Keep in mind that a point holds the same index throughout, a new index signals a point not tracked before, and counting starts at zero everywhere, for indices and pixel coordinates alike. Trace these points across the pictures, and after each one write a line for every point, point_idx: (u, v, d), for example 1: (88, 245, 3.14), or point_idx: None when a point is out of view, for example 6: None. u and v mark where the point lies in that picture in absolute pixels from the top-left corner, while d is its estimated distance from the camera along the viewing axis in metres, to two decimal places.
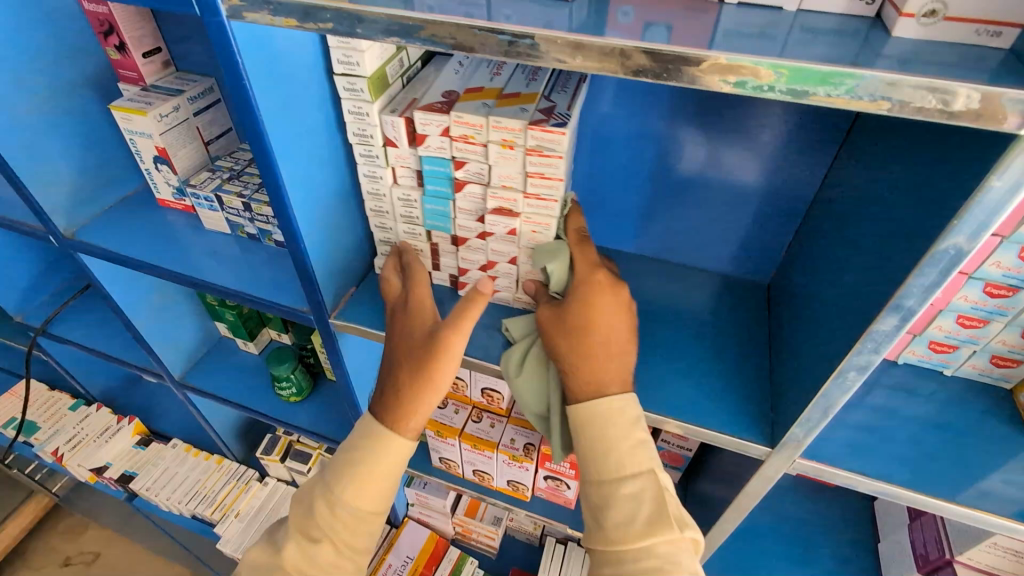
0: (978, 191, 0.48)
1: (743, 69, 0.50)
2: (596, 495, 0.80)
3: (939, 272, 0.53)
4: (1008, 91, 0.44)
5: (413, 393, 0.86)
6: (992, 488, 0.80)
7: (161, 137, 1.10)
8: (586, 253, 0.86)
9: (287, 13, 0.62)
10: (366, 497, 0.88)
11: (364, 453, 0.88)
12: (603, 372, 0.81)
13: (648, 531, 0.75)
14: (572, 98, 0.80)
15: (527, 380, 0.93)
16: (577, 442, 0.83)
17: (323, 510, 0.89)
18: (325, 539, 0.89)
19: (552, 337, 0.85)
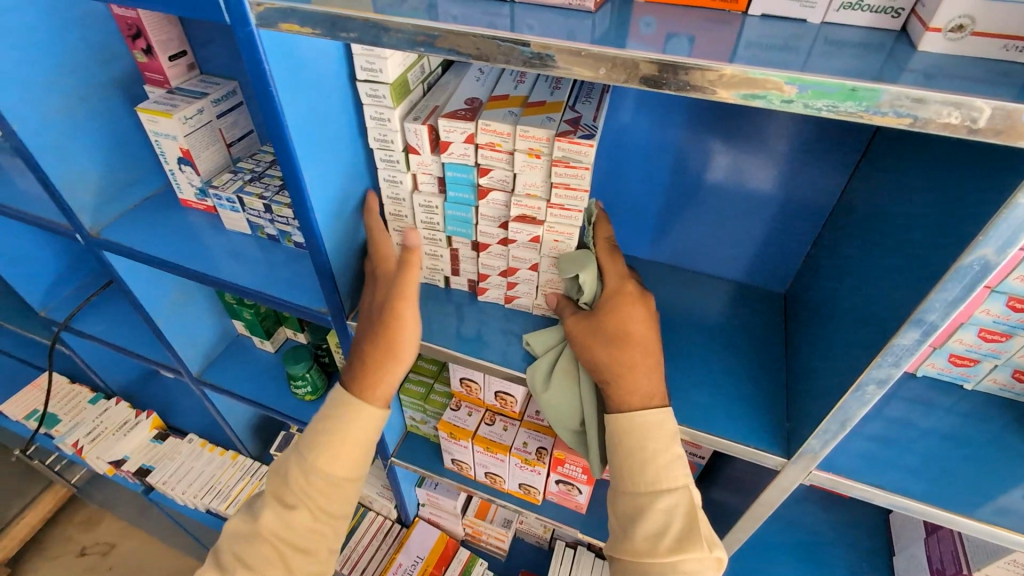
0: (1004, 207, 0.48)
1: (766, 83, 0.50)
2: (626, 505, 0.81)
3: (964, 287, 0.53)
4: None
5: (376, 359, 0.86)
6: (1012, 505, 0.79)
7: (185, 138, 1.12)
8: (616, 264, 0.86)
9: (313, 21, 0.63)
10: (342, 460, 0.85)
11: (333, 422, 0.86)
12: (638, 387, 0.80)
13: (677, 547, 0.76)
14: (596, 108, 0.81)
15: (556, 394, 0.94)
16: (613, 452, 0.83)
17: (296, 474, 0.85)
18: (303, 503, 0.85)
19: (587, 348, 0.84)
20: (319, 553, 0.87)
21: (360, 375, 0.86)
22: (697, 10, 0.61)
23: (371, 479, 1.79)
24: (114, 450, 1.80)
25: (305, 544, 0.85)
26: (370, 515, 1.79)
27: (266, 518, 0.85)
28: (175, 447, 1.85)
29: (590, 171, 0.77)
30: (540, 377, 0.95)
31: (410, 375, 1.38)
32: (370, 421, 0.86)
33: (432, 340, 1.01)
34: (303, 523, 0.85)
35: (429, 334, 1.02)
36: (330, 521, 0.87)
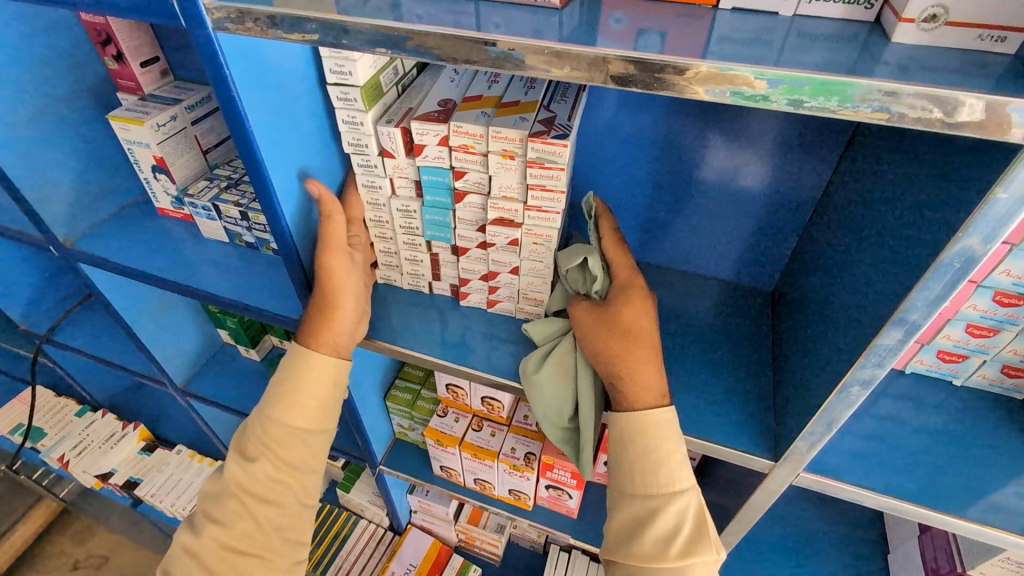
0: (982, 203, 0.46)
1: (735, 78, 0.49)
2: (634, 508, 0.77)
3: (945, 285, 0.51)
4: (1013, 100, 0.42)
5: (314, 313, 0.86)
6: (1002, 503, 0.78)
7: (158, 146, 1.10)
8: (624, 258, 0.87)
9: (273, 23, 0.61)
10: (298, 408, 0.84)
11: (281, 376, 0.85)
12: (646, 386, 0.78)
13: (688, 549, 0.74)
14: (572, 107, 0.79)
15: (547, 382, 0.89)
16: (624, 453, 0.79)
17: (254, 428, 0.85)
18: (266, 453, 0.83)
19: (599, 340, 0.81)
20: (288, 505, 0.84)
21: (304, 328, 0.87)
22: (667, 5, 0.60)
23: (362, 486, 1.77)
24: (100, 463, 1.77)
25: (269, 493, 0.83)
26: (361, 523, 1.76)
27: (230, 469, 0.84)
28: (163, 459, 1.82)
29: (566, 173, 0.75)
30: (531, 365, 0.92)
31: (397, 381, 1.36)
32: (317, 369, 0.85)
33: (415, 348, 0.99)
34: (267, 474, 0.83)
35: (412, 340, 1.00)
36: (296, 473, 0.84)
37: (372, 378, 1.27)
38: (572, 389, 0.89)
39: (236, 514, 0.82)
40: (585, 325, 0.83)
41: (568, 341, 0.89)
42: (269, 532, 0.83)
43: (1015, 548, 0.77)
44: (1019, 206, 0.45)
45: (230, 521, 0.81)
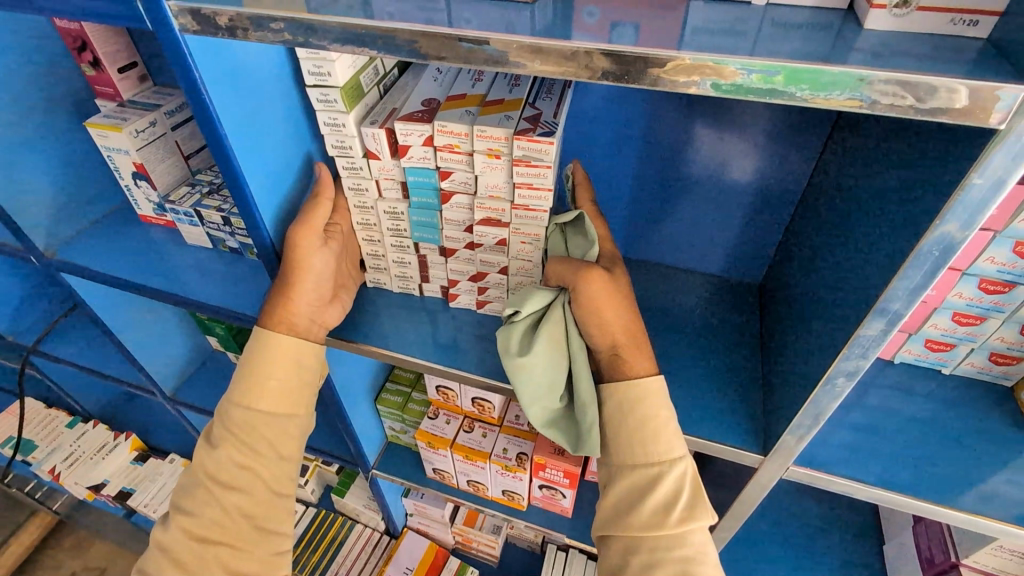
0: (958, 190, 0.46)
1: (706, 68, 0.48)
2: (630, 477, 0.75)
3: (926, 273, 0.51)
4: (989, 84, 0.41)
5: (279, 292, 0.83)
6: (993, 491, 0.77)
7: (137, 152, 1.08)
8: (603, 226, 0.86)
9: (239, 22, 0.59)
10: (261, 390, 0.82)
11: (246, 355, 0.83)
12: (647, 360, 0.78)
13: (689, 516, 0.72)
14: (558, 104, 0.78)
15: (539, 358, 0.80)
16: (618, 423, 0.76)
17: (221, 411, 0.83)
18: (231, 437, 0.81)
19: (607, 311, 0.77)
20: (257, 492, 0.82)
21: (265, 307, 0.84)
22: None
23: (356, 491, 1.76)
24: (92, 474, 1.75)
25: (237, 481, 0.81)
26: (357, 528, 1.75)
27: (198, 457, 0.82)
28: (155, 469, 1.80)
29: (552, 170, 0.74)
30: (514, 343, 0.81)
31: (387, 384, 1.36)
32: (278, 350, 0.82)
33: (402, 350, 0.98)
34: (233, 460, 0.81)
35: (397, 341, 1.00)
36: (265, 456, 0.82)
37: (362, 381, 1.26)
38: (565, 363, 0.82)
39: (205, 504, 0.80)
40: (597, 298, 0.76)
41: (557, 311, 0.80)
42: (238, 519, 0.81)
43: (1005, 537, 0.77)
44: (994, 192, 0.45)
45: (201, 512, 0.80)
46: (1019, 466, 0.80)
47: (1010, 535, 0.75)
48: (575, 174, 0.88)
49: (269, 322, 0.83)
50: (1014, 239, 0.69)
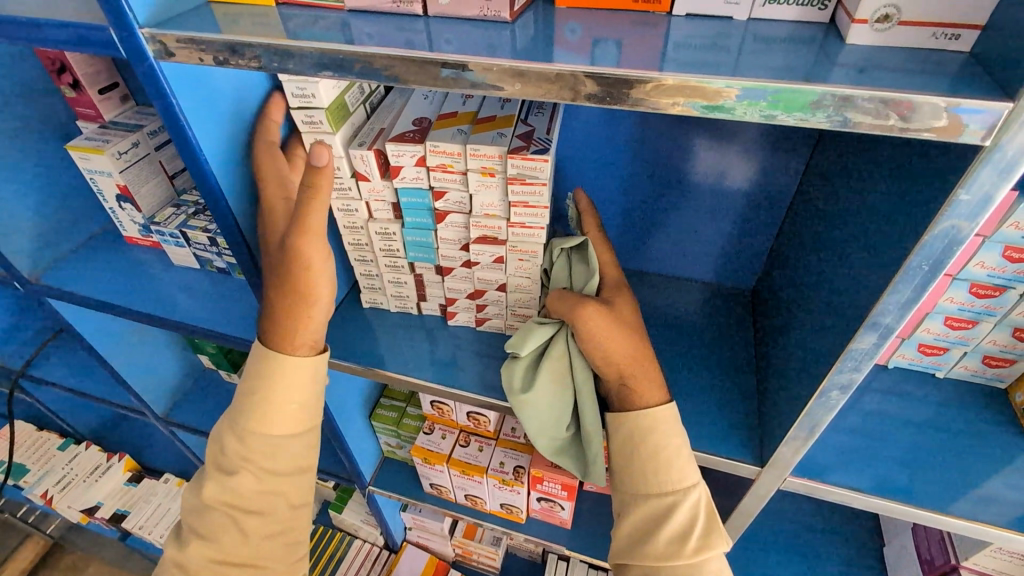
0: (945, 205, 0.45)
1: (689, 88, 0.47)
2: (645, 506, 0.73)
3: (916, 288, 0.50)
4: (967, 100, 0.40)
5: (287, 308, 0.73)
6: (990, 495, 0.77)
7: (120, 174, 1.07)
8: (609, 254, 0.85)
9: (214, 49, 0.59)
10: (275, 416, 0.76)
11: (260, 382, 0.75)
12: (651, 387, 0.75)
13: (704, 545, 0.71)
14: (550, 120, 0.77)
15: (544, 395, 0.83)
16: (631, 453, 0.74)
17: (232, 439, 0.76)
18: (253, 466, 0.76)
19: (607, 341, 0.74)
20: (278, 515, 0.78)
21: (268, 326, 0.76)
22: (621, 13, 0.58)
23: (354, 507, 1.74)
24: (85, 498, 1.73)
25: (259, 505, 0.76)
26: (356, 543, 1.74)
27: (210, 488, 0.76)
28: (150, 489, 1.78)
29: (548, 187, 0.74)
30: (518, 381, 0.85)
31: (381, 400, 1.34)
32: (293, 373, 0.76)
33: (397, 369, 0.97)
34: (253, 488, 0.76)
35: (389, 359, 0.99)
36: (292, 479, 0.78)
37: (355, 398, 1.24)
38: (569, 396, 0.84)
39: (223, 529, 0.76)
40: (597, 330, 0.74)
41: (559, 345, 0.82)
42: (263, 542, 0.77)
43: (1005, 543, 0.76)
44: (981, 208, 0.45)
45: (217, 537, 0.76)
46: (1015, 470, 0.80)
47: (1010, 540, 0.75)
48: (580, 204, 0.88)
49: (277, 343, 0.76)
50: (1003, 243, 0.69)
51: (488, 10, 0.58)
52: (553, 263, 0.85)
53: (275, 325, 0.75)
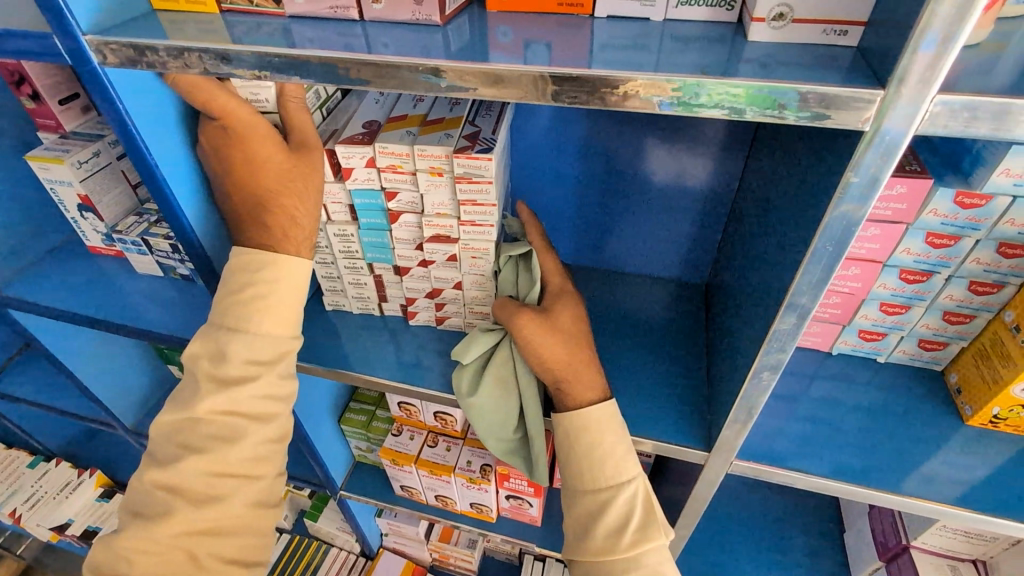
0: (840, 189, 0.48)
1: (607, 84, 0.50)
2: (583, 502, 0.76)
3: (824, 269, 0.53)
4: (843, 90, 0.44)
5: (303, 200, 0.74)
6: (931, 474, 0.80)
7: (81, 184, 1.07)
8: (553, 260, 0.86)
9: (158, 55, 0.60)
10: (280, 316, 0.75)
11: (268, 280, 0.73)
12: (585, 389, 0.77)
13: (640, 538, 0.72)
14: (497, 121, 0.80)
15: (487, 400, 0.87)
16: (568, 451, 0.77)
17: (241, 344, 0.73)
18: (257, 371, 0.74)
19: (543, 348, 0.76)
20: (278, 419, 0.77)
21: (275, 236, 0.74)
22: (548, 15, 0.61)
23: (329, 515, 1.73)
24: (54, 516, 1.70)
25: (262, 411, 0.75)
26: (332, 552, 1.73)
27: (208, 400, 0.72)
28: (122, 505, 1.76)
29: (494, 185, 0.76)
30: (465, 385, 0.88)
31: (351, 404, 1.35)
32: (301, 273, 0.76)
33: (359, 369, 0.98)
34: (255, 394, 0.74)
35: (352, 360, 1.00)
36: (290, 381, 0.78)
37: (323, 403, 1.25)
38: (515, 398, 0.87)
39: (217, 437, 0.73)
40: (530, 339, 0.76)
41: (502, 352, 0.86)
42: (262, 447, 0.76)
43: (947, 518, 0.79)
44: (870, 189, 0.48)
45: (215, 448, 0.72)
46: (954, 448, 0.83)
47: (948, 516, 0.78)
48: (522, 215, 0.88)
49: (289, 247, 0.75)
50: (926, 230, 0.73)
51: (419, 13, 0.60)
52: (501, 270, 0.88)
53: (282, 231, 0.74)
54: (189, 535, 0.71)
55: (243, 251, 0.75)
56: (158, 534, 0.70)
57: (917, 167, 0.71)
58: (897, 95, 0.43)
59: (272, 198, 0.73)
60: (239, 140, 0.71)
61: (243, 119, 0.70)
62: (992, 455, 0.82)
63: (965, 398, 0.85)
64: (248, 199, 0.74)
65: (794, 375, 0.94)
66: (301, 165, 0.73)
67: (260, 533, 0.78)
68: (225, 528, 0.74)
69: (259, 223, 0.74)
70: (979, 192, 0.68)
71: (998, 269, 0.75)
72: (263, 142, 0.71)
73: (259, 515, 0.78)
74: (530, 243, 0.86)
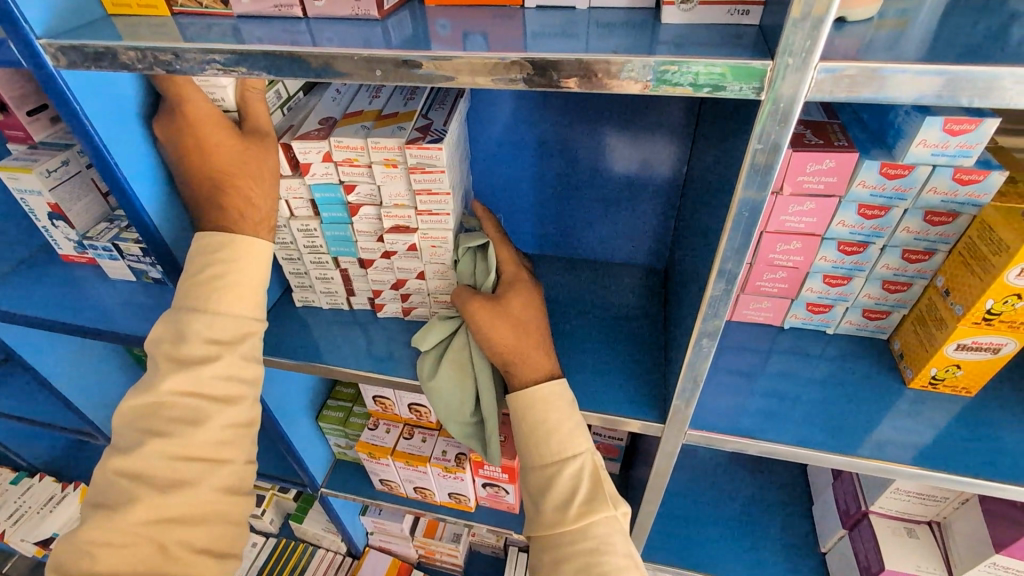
0: (748, 158, 0.53)
1: (535, 67, 0.54)
2: (534, 478, 0.78)
3: (744, 233, 0.58)
4: (738, 62, 0.49)
5: (256, 183, 0.79)
6: (881, 438, 0.83)
7: (50, 192, 1.08)
8: (509, 251, 0.90)
9: (111, 56, 0.63)
10: (238, 295, 0.78)
11: (223, 260, 0.77)
12: (535, 367, 0.80)
13: (586, 511, 0.74)
14: (448, 113, 0.83)
15: (444, 383, 0.91)
16: (517, 428, 0.80)
17: (206, 322, 0.76)
18: (217, 351, 0.76)
19: (491, 332, 0.81)
20: (245, 401, 0.79)
21: (231, 216, 0.78)
22: (483, 8, 0.65)
23: (314, 516, 1.74)
24: (38, 530, 1.69)
25: (227, 393, 0.77)
26: (319, 553, 1.75)
27: (170, 380, 0.75)
28: None
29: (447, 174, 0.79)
30: (426, 369, 0.92)
31: (329, 401, 1.37)
32: (257, 254, 0.79)
33: (328, 361, 1.00)
34: (218, 373, 0.76)
35: (321, 352, 1.02)
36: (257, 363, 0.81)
37: (299, 400, 1.27)
38: (470, 384, 0.91)
39: (183, 419, 0.75)
40: (482, 324, 0.81)
41: (458, 339, 0.91)
42: (227, 431, 0.77)
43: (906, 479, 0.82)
44: (773, 156, 0.52)
45: (179, 431, 0.74)
46: (902, 411, 0.86)
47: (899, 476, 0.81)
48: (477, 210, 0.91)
49: (247, 227, 0.79)
50: (857, 202, 0.77)
51: (359, 9, 0.64)
52: (458, 261, 0.90)
53: (237, 212, 0.78)
54: (155, 524, 0.71)
55: (202, 233, 0.78)
56: (122, 522, 0.70)
57: (844, 142, 0.75)
58: (785, 64, 0.47)
59: (226, 181, 0.77)
60: (191, 130, 0.75)
61: (200, 108, 0.74)
62: (936, 416, 0.85)
63: (906, 363, 0.89)
64: (204, 183, 0.78)
65: (750, 351, 0.97)
66: (255, 148, 0.77)
67: (231, 522, 0.79)
68: (195, 517, 0.74)
69: (217, 206, 0.78)
70: (902, 163, 0.72)
71: (927, 236, 0.79)
72: (213, 128, 0.75)
73: (230, 502, 0.78)
74: (486, 235, 0.89)
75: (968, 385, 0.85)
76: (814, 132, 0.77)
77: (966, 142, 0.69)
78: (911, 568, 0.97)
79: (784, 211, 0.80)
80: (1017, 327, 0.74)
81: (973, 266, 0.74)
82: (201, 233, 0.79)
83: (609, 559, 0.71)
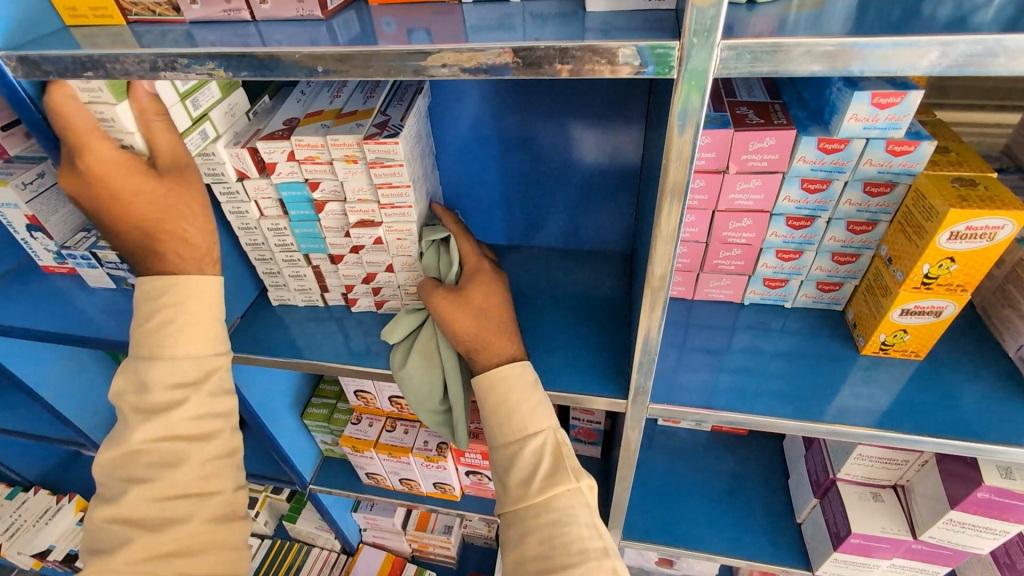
0: (672, 132, 0.56)
1: (468, 60, 0.57)
2: (500, 455, 0.81)
3: (680, 204, 0.61)
4: (648, 45, 0.52)
5: (188, 220, 0.79)
6: (845, 405, 0.86)
7: (27, 205, 1.10)
8: (471, 244, 0.94)
9: (68, 67, 0.66)
10: (193, 334, 0.80)
11: (172, 300, 0.79)
12: (497, 352, 0.83)
13: (547, 485, 0.77)
14: (406, 109, 0.86)
15: (414, 372, 0.94)
16: (482, 410, 0.83)
17: (160, 367, 0.78)
18: (183, 393, 0.79)
19: (454, 322, 0.83)
20: (218, 436, 0.82)
21: (172, 260, 0.79)
22: (424, 7, 0.68)
23: (307, 516, 1.77)
24: (36, 543, 1.70)
25: (198, 431, 0.80)
26: (314, 552, 1.77)
27: (142, 429, 0.77)
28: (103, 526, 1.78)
29: (406, 167, 0.82)
30: (398, 360, 0.96)
31: (313, 399, 1.39)
32: (199, 289, 0.81)
33: (307, 357, 1.02)
34: (187, 415, 0.79)
35: (299, 349, 1.04)
36: (225, 399, 0.83)
37: (284, 399, 1.29)
38: (439, 371, 0.94)
39: (162, 462, 0.77)
40: (444, 313, 0.83)
41: (426, 331, 0.94)
42: (208, 465, 0.80)
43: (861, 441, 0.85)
44: (694, 130, 0.56)
45: (159, 474, 0.76)
46: (860, 376, 0.90)
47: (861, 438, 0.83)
48: (437, 210, 0.96)
49: (189, 266, 0.80)
50: (800, 177, 0.80)
51: (303, 10, 0.67)
52: (424, 255, 0.94)
53: (176, 254, 0.79)
54: (151, 560, 0.73)
55: (145, 280, 0.80)
56: (115, 564, 0.72)
57: (783, 120, 0.78)
58: (693, 44, 0.51)
59: (157, 227, 0.77)
60: (103, 184, 0.74)
61: (106, 158, 0.73)
62: (890, 382, 0.88)
63: (859, 331, 0.93)
64: (133, 231, 0.77)
65: (714, 330, 1.00)
66: (178, 188, 0.77)
67: (230, 548, 0.80)
68: (188, 549, 0.76)
69: (154, 253, 0.79)
70: (837, 137, 0.75)
71: (868, 208, 0.82)
72: (126, 179, 0.74)
73: (222, 530, 0.79)
74: (448, 229, 0.93)
75: (917, 348, 0.89)
76: (756, 112, 0.81)
77: (894, 115, 0.72)
78: (877, 530, 1.01)
79: (732, 189, 0.84)
80: (955, 289, 0.78)
81: (910, 233, 0.78)
82: (144, 280, 0.80)
83: (573, 529, 0.74)
